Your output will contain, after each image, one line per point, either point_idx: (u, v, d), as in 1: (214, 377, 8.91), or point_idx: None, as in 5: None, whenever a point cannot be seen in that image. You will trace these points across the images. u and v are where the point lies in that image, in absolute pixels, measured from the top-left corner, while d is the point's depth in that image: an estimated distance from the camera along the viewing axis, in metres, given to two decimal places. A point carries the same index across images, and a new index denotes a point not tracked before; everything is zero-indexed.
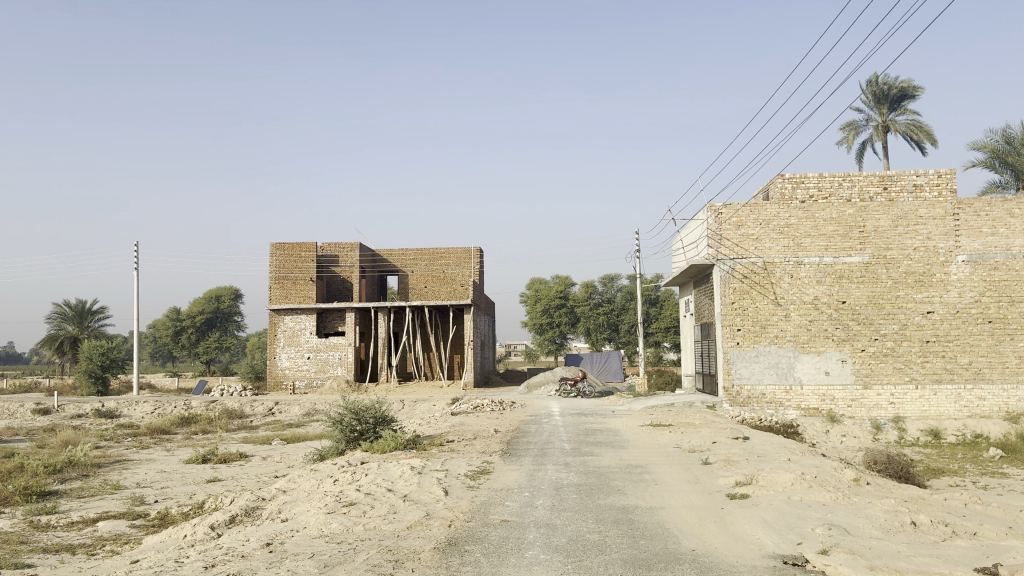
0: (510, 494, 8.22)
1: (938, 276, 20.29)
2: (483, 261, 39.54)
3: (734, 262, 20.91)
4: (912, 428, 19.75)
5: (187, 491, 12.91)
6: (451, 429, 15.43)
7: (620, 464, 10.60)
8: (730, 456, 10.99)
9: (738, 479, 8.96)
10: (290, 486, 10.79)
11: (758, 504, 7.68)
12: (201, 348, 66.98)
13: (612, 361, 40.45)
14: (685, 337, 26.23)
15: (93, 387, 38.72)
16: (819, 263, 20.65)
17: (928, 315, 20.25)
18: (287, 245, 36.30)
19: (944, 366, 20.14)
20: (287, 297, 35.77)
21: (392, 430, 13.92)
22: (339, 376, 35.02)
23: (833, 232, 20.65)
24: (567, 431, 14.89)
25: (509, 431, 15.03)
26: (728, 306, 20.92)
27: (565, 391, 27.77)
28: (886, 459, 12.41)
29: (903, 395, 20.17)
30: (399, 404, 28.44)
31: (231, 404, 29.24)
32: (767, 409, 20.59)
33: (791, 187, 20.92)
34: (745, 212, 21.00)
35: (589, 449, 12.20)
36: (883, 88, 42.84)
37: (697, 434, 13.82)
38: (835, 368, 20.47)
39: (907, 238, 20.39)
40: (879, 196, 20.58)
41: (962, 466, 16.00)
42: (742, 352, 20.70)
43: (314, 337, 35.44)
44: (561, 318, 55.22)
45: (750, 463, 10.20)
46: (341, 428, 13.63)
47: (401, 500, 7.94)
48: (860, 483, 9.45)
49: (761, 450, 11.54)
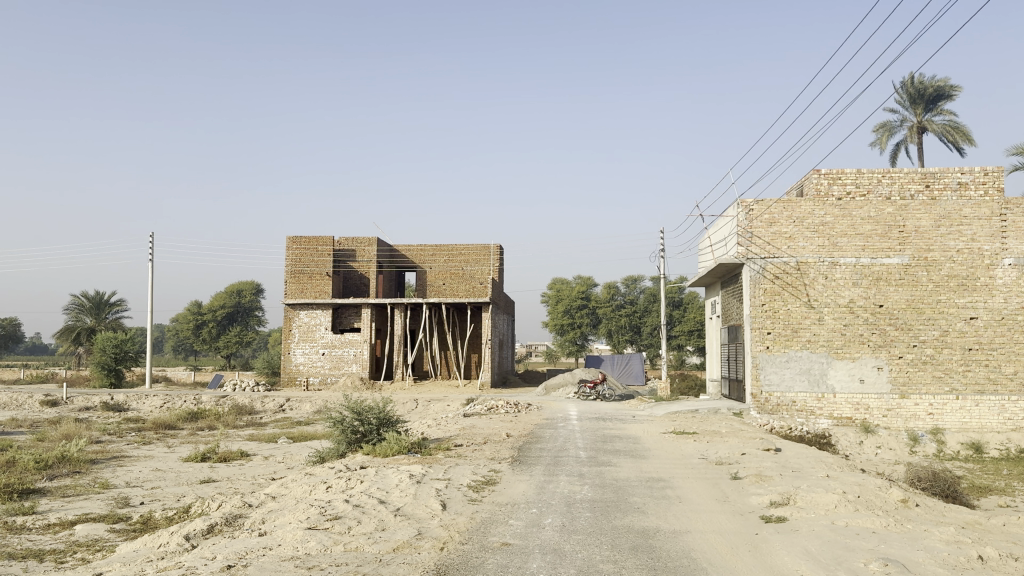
0: (515, 511, 7.30)
1: (982, 279, 19.10)
2: (503, 259, 38.74)
3: (765, 262, 19.85)
4: (952, 441, 18.62)
5: (177, 493, 12.13)
6: (461, 432, 14.55)
7: (640, 476, 9.65)
8: (761, 470, 9.99)
9: (773, 498, 7.97)
10: (281, 493, 9.94)
11: (797, 530, 6.71)
12: (222, 343, 66.72)
13: (634, 364, 39.47)
14: (710, 341, 25.20)
15: (106, 379, 38.34)
16: (855, 264, 19.56)
17: (971, 322, 19.06)
18: (303, 239, 35.62)
19: (987, 376, 18.97)
20: (303, 291, 35.09)
21: (397, 431, 13.07)
22: (354, 373, 34.32)
23: (871, 231, 19.54)
24: (584, 438, 13.91)
25: (522, 436, 14.11)
26: (757, 308, 19.86)
27: (585, 394, 26.85)
28: (932, 476, 11.34)
29: (943, 406, 19.02)
30: (413, 402, 27.69)
31: (241, 400, 28.62)
32: (797, 417, 19.54)
33: (827, 183, 19.85)
34: (778, 209, 19.92)
35: (607, 458, 11.26)
36: (919, 87, 41.42)
37: (723, 444, 12.82)
38: (870, 375, 19.35)
39: (950, 239, 19.22)
40: (921, 194, 19.44)
41: (1008, 483, 14.88)
42: (772, 357, 19.63)
43: (329, 333, 34.78)
44: (583, 319, 54.26)
45: (785, 481, 9.21)
46: (343, 428, 12.81)
47: (391, 515, 7.04)
48: (909, 505, 8.42)
49: (796, 464, 10.52)
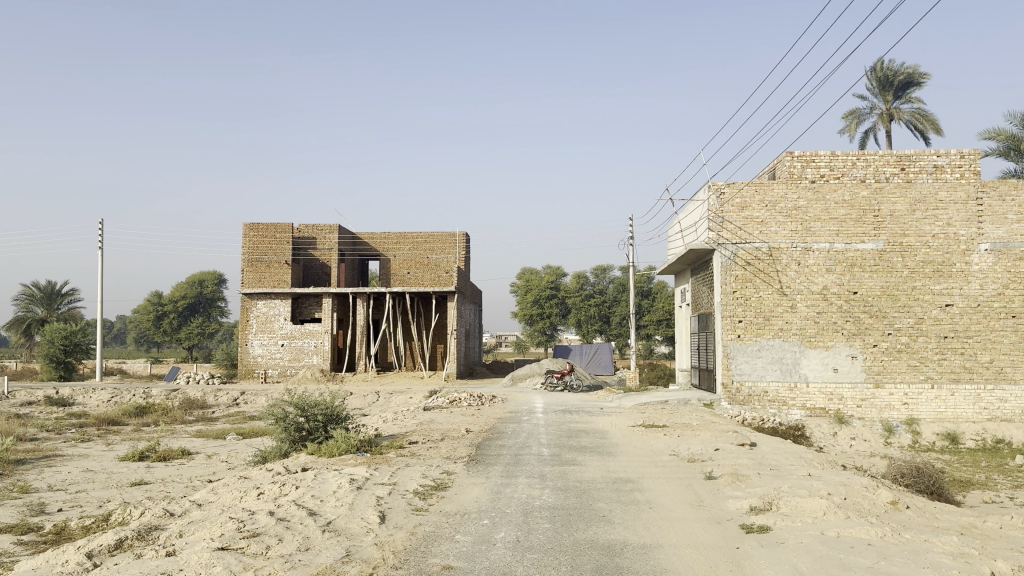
0: (465, 523, 6.41)
1: (958, 265, 18.54)
2: (469, 247, 37.84)
3: (736, 248, 19.14)
4: (927, 431, 18.04)
5: (101, 498, 11.07)
6: (417, 429, 13.64)
7: (606, 477, 8.79)
8: (737, 469, 9.20)
9: (753, 503, 7.16)
10: (208, 500, 8.95)
11: (783, 543, 5.91)
12: (184, 334, 64.81)
13: (603, 354, 38.78)
14: (680, 330, 24.52)
15: (54, 372, 36.75)
16: (828, 249, 18.90)
17: (947, 309, 18.51)
18: (261, 226, 34.39)
19: (963, 364, 18.42)
20: (261, 281, 33.81)
21: (346, 429, 12.09)
22: (314, 365, 33.17)
23: (845, 216, 18.89)
24: (548, 433, 13.02)
25: (483, 431, 13.19)
26: (728, 295, 19.14)
27: (552, 384, 26.08)
28: (916, 472, 10.63)
29: (918, 395, 18.47)
30: (374, 395, 26.71)
31: (193, 393, 27.40)
32: (769, 408, 18.88)
33: (801, 166, 19.14)
34: (750, 192, 19.19)
35: (571, 456, 10.39)
36: (888, 74, 41.11)
37: (695, 438, 12.00)
38: (844, 364, 18.73)
39: (925, 223, 18.64)
40: (896, 176, 18.82)
41: (989, 476, 14.30)
42: (743, 346, 18.94)
43: (289, 324, 33.57)
44: (552, 309, 53.54)
45: (764, 481, 8.41)
46: (285, 426, 11.83)
47: (319, 532, 6.10)
48: (899, 509, 7.68)
49: (773, 461, 9.74)
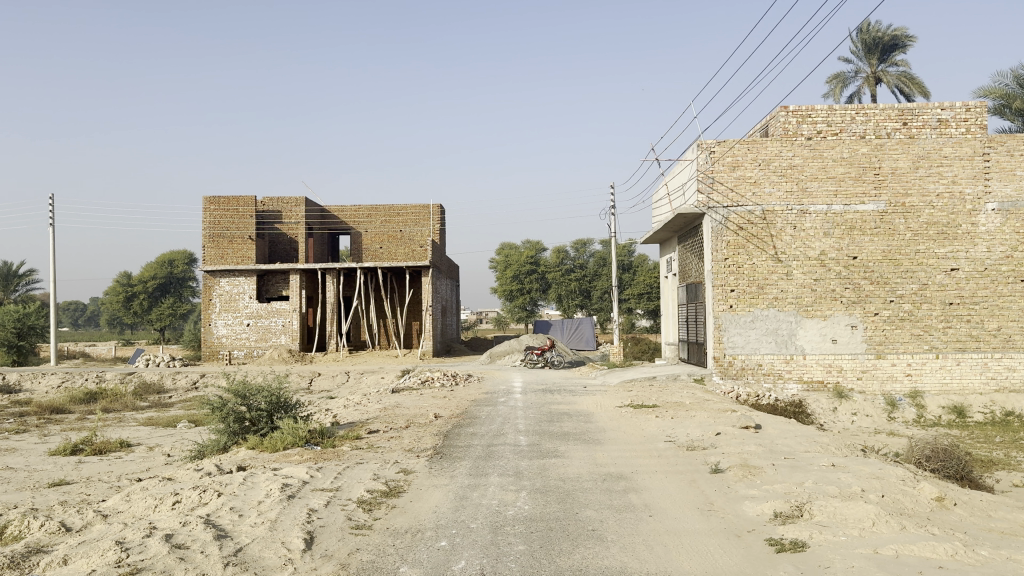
0: (416, 547, 4.96)
1: (964, 226, 17.27)
2: (444, 220, 36.37)
3: (728, 211, 17.76)
4: (932, 405, 16.92)
5: (7, 504, 9.53)
6: (380, 415, 12.19)
7: (593, 472, 7.37)
8: (747, 459, 7.78)
9: (778, 508, 5.77)
10: (117, 511, 7.42)
11: (831, 568, 4.51)
12: (155, 315, 62.55)
13: (585, 328, 37.43)
14: (666, 302, 23.21)
15: (7, 357, 34.89)
16: (826, 211, 17.54)
17: (952, 274, 17.26)
18: (222, 199, 32.64)
19: (970, 332, 17.20)
20: (223, 257, 32.25)
21: (295, 417, 10.63)
22: (282, 345, 31.57)
23: (844, 174, 17.52)
24: (526, 418, 11.54)
25: (453, 417, 11.72)
26: (720, 263, 17.78)
27: (532, 362, 24.71)
28: (943, 455, 9.35)
29: (922, 366, 17.26)
30: (343, 375, 25.25)
31: (149, 377, 25.81)
32: (764, 383, 17.63)
33: (796, 121, 17.63)
34: (742, 150, 17.74)
35: (552, 445, 8.95)
36: (874, 36, 39.67)
37: (691, 421, 10.61)
38: (843, 335, 17.45)
39: (928, 181, 17.33)
40: (898, 132, 17.47)
41: (1006, 452, 13.15)
42: (736, 317, 17.62)
43: (254, 303, 31.89)
44: (532, 284, 52.06)
45: (782, 476, 7.02)
46: (223, 416, 10.32)
47: (220, 567, 4.64)
48: (947, 508, 6.34)
49: (785, 449, 8.36)
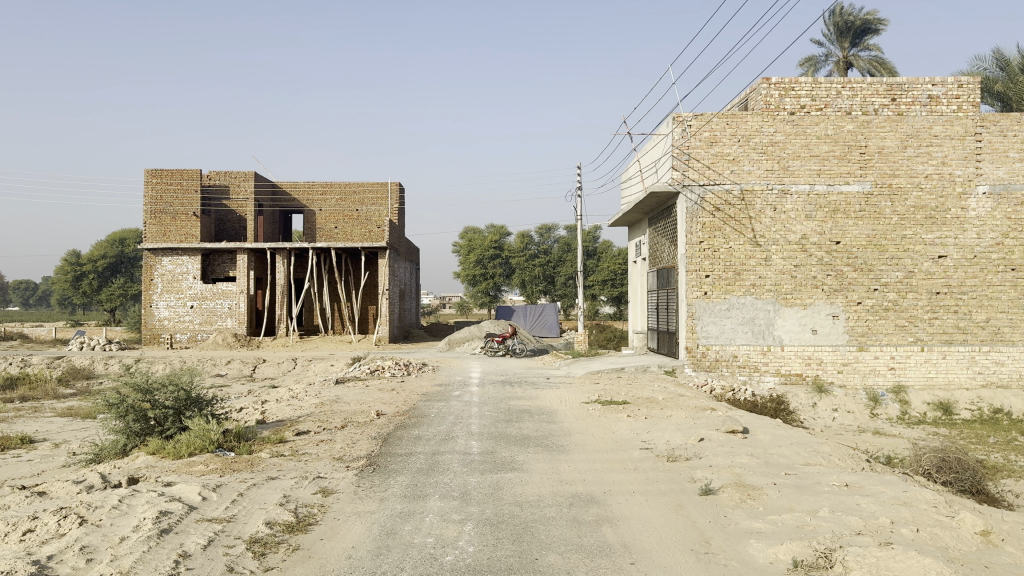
0: None
1: (953, 211, 16.19)
2: (402, 200, 34.83)
3: (704, 190, 16.48)
4: (917, 401, 15.86)
5: None
6: (314, 412, 10.73)
7: (556, 494, 5.96)
8: (742, 477, 6.45)
9: (797, 555, 4.43)
10: None
11: None
12: (104, 296, 59.95)
13: (548, 314, 36.18)
14: (634, 288, 21.99)
15: None
16: (808, 192, 16.33)
17: (940, 261, 16.20)
18: (164, 173, 30.73)
19: (957, 324, 16.17)
20: (165, 235, 30.37)
21: (209, 416, 9.11)
22: (228, 329, 29.77)
23: (828, 152, 16.32)
24: (482, 417, 10.12)
25: (396, 415, 10.23)
26: (694, 247, 16.51)
27: (492, 350, 23.37)
28: (958, 465, 8.11)
29: (906, 359, 16.20)
30: (289, 362, 23.61)
31: (79, 361, 23.94)
32: (739, 375, 16.43)
33: (779, 94, 16.39)
34: (720, 125, 16.44)
35: (508, 454, 7.52)
36: (846, 20, 38.57)
37: (669, 423, 9.28)
38: (824, 325, 16.31)
39: (917, 162, 16.21)
40: (886, 108, 16.30)
41: (1003, 453, 12.07)
42: (710, 305, 16.38)
43: (198, 283, 30.03)
44: (496, 269, 50.49)
45: (790, 501, 5.69)
46: (123, 414, 8.78)
47: None
48: (997, 546, 5.08)
49: (783, 462, 7.07)
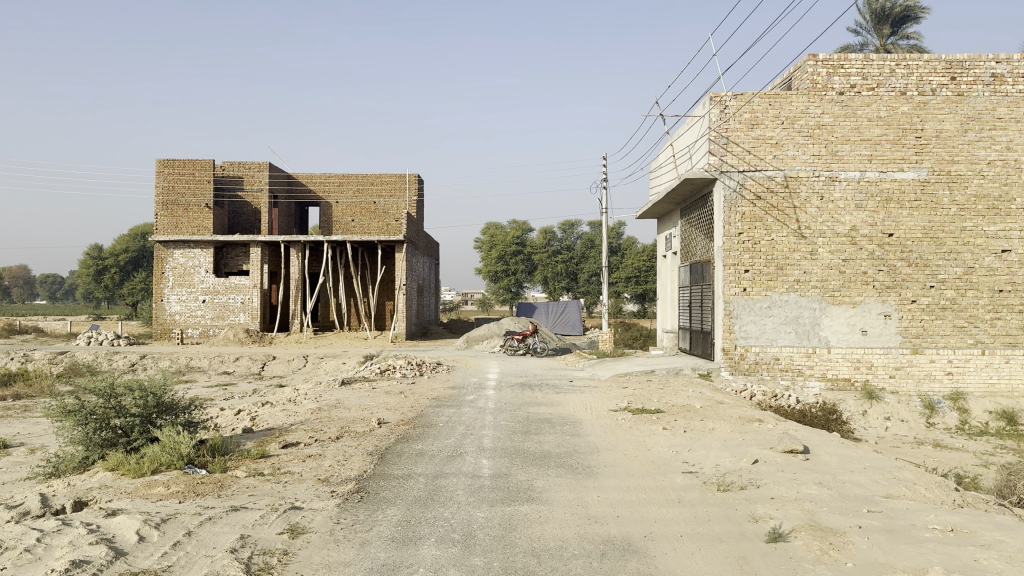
0: None
1: (1018, 201, 14.73)
2: (421, 192, 33.72)
3: (744, 177, 15.14)
4: (977, 409, 14.45)
5: None
6: (309, 418, 9.55)
7: (585, 539, 4.69)
8: (815, 516, 5.15)
9: None
10: None
11: None
12: (126, 290, 59.46)
13: (571, 312, 34.87)
14: (663, 285, 20.70)
15: None
16: (858, 179, 14.91)
17: (1003, 256, 14.72)
18: (177, 163, 29.82)
19: (1021, 325, 14.71)
20: (178, 227, 29.48)
21: (184, 426, 7.94)
22: (240, 324, 28.79)
23: (880, 136, 14.90)
24: (496, 427, 8.89)
25: (399, 425, 9.01)
26: (733, 239, 15.15)
27: (512, 348, 22.24)
28: None
29: (965, 363, 14.76)
30: (301, 359, 22.54)
31: (83, 357, 23.06)
32: (781, 380, 15.07)
33: (826, 73, 15.02)
34: (762, 106, 15.07)
35: (523, 479, 6.25)
36: (884, 7, 36.81)
37: (713, 438, 7.99)
38: (875, 325, 14.89)
39: (979, 147, 14.74)
40: (945, 88, 14.82)
41: None
42: (749, 302, 15.04)
43: (210, 277, 29.04)
44: (518, 265, 49.20)
45: (887, 555, 4.38)
46: (83, 422, 7.64)
47: None
48: None
49: (861, 495, 5.78)
